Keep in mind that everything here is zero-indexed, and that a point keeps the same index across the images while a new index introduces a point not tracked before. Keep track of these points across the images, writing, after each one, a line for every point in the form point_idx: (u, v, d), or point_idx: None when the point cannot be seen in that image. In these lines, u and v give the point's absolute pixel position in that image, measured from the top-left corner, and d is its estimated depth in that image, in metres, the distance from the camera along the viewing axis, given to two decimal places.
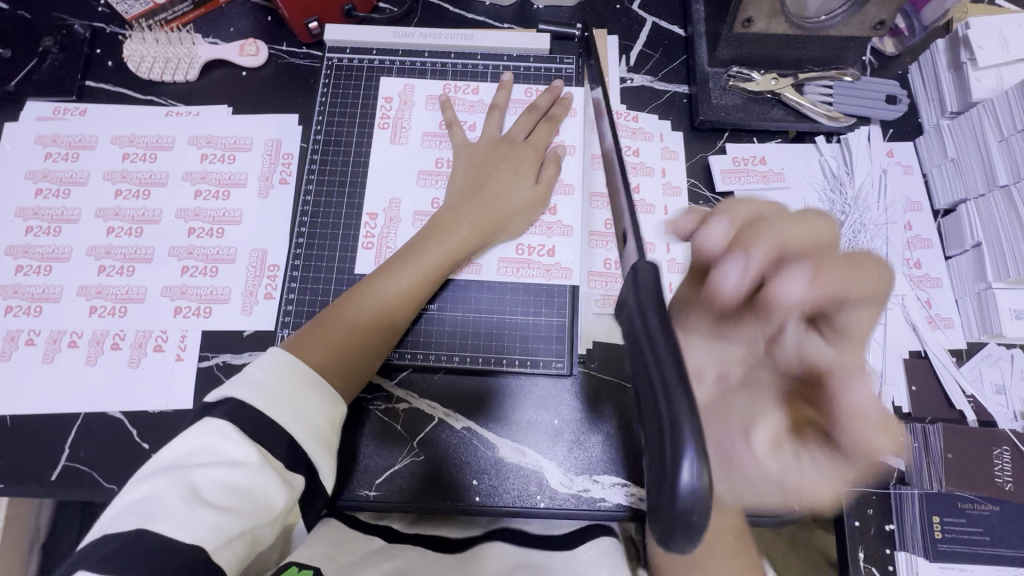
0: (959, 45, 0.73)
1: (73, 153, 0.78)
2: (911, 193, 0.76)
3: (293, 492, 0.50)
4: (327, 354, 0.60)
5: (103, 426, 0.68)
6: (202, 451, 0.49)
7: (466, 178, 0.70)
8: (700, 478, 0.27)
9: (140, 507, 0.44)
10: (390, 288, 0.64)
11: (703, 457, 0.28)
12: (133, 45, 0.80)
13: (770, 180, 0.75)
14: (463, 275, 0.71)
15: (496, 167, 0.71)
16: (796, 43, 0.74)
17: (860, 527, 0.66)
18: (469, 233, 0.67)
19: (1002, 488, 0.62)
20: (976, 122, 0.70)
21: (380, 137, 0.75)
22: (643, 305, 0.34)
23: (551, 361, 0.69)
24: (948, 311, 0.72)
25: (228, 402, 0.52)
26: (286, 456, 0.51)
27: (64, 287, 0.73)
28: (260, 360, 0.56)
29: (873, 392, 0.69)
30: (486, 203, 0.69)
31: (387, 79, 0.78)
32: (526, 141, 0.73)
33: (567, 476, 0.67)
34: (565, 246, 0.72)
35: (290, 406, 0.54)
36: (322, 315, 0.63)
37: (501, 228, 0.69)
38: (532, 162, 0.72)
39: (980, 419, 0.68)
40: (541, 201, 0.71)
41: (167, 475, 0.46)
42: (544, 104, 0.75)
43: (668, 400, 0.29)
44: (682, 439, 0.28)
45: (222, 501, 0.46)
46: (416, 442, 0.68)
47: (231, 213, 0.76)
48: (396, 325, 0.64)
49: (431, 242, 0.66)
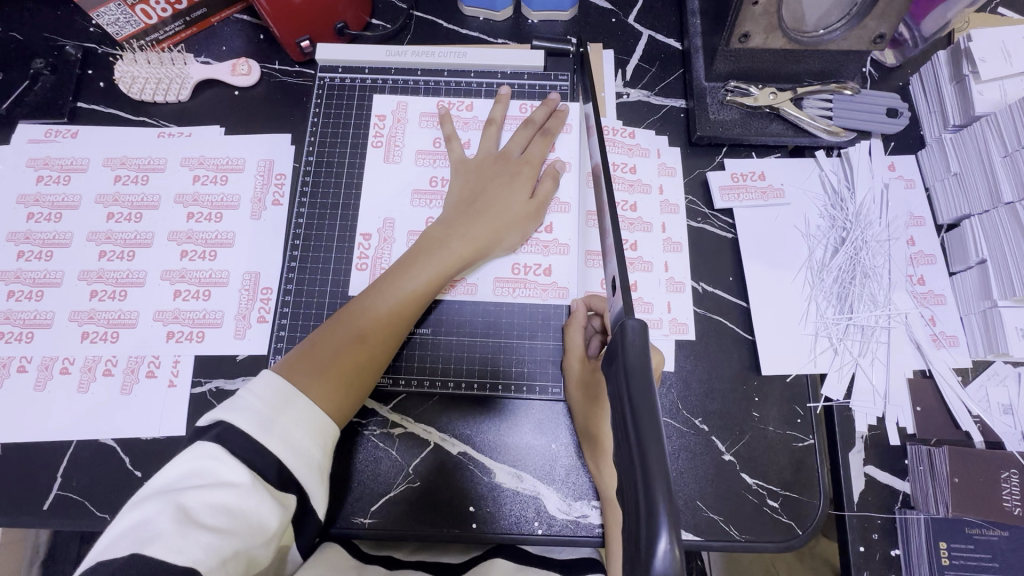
0: (961, 57, 0.72)
1: (64, 176, 0.77)
2: (914, 208, 0.74)
3: (285, 511, 0.50)
4: (318, 376, 0.58)
5: (96, 453, 0.68)
6: (194, 473, 0.48)
7: (460, 194, 0.69)
8: (671, 559, 0.30)
9: (132, 533, 0.44)
10: (381, 305, 0.63)
11: (674, 536, 0.31)
12: (124, 66, 0.80)
13: (769, 197, 0.74)
14: (458, 297, 0.70)
15: (489, 182, 0.70)
16: (794, 57, 0.73)
17: (864, 552, 0.64)
18: (462, 248, 0.66)
19: (1009, 512, 0.61)
20: (979, 136, 0.69)
21: (373, 157, 0.74)
22: (630, 382, 0.37)
23: (548, 385, 0.68)
24: (953, 329, 0.70)
25: (217, 426, 0.51)
26: (279, 480, 0.51)
27: (55, 312, 0.72)
28: (251, 385, 0.55)
29: (877, 413, 0.68)
30: (480, 217, 0.67)
31: (380, 97, 0.77)
32: (521, 156, 0.72)
33: (565, 501, 0.66)
34: (562, 264, 0.71)
35: (277, 430, 0.52)
36: (313, 336, 0.62)
37: (495, 243, 0.67)
38: (527, 177, 0.71)
39: (987, 440, 0.67)
40: (535, 213, 0.69)
41: (162, 497, 0.46)
42: (539, 117, 0.74)
43: (647, 483, 0.32)
44: (656, 520, 0.31)
45: (215, 522, 0.46)
46: (412, 468, 0.67)
47: (223, 236, 0.75)
48: (388, 344, 0.63)
49: (423, 258, 0.65)
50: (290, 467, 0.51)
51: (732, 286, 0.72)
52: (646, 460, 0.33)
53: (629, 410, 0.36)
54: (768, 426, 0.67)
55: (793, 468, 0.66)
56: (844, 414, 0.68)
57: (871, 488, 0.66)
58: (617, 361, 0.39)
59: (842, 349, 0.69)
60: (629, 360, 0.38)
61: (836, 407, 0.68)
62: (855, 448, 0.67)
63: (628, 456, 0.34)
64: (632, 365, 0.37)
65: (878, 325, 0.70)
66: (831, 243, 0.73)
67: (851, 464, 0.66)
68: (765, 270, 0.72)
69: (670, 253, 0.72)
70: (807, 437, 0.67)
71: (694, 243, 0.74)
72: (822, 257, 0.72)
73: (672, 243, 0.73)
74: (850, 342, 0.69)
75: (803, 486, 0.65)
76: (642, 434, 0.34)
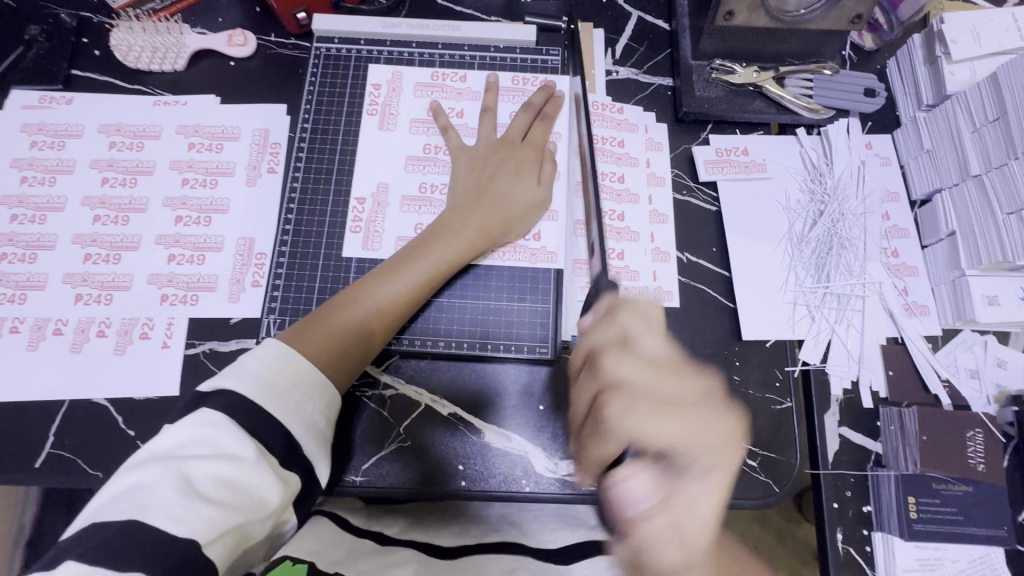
0: (934, 40, 0.75)
1: (58, 141, 0.78)
2: (889, 184, 0.78)
3: (287, 490, 0.51)
4: (327, 345, 0.60)
5: (89, 413, 0.68)
6: (197, 442, 0.49)
7: (467, 181, 0.71)
8: None
9: (131, 496, 0.45)
10: (391, 285, 0.65)
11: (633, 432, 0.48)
12: (121, 35, 0.81)
13: (752, 171, 0.77)
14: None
15: (496, 170, 0.71)
16: (777, 36, 0.76)
17: (838, 508, 0.67)
18: (474, 235, 0.68)
19: (974, 468, 0.65)
20: (950, 114, 0.72)
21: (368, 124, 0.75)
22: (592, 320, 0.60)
23: (536, 347, 0.70)
24: (924, 299, 0.73)
25: (223, 393, 0.52)
26: (286, 453, 0.52)
27: (48, 275, 0.72)
28: (257, 352, 0.57)
29: (851, 376, 0.70)
30: (488, 204, 0.69)
31: (375, 67, 0.78)
32: (524, 139, 0.74)
33: (551, 460, 0.67)
34: (551, 230, 0.73)
35: (281, 395, 0.54)
36: (325, 307, 0.64)
37: (505, 232, 0.70)
38: (533, 161, 0.73)
39: (955, 403, 0.70)
40: (543, 201, 0.71)
41: (163, 463, 0.47)
42: (538, 101, 0.76)
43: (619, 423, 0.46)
44: None
45: (215, 495, 0.46)
46: (402, 429, 0.68)
47: (218, 202, 0.76)
48: (395, 322, 0.65)
49: (438, 242, 0.67)
50: (296, 437, 0.53)
51: (715, 256, 0.75)
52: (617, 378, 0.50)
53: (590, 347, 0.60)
54: (748, 389, 0.70)
55: (771, 428, 0.68)
56: (820, 378, 0.70)
57: (845, 449, 0.69)
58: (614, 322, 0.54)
59: (819, 316, 0.72)
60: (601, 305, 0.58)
61: (812, 370, 0.71)
62: (830, 410, 0.70)
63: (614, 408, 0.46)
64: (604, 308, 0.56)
65: (854, 294, 0.73)
66: (810, 216, 0.76)
67: (827, 425, 0.69)
68: (747, 241, 0.74)
69: (656, 224, 0.75)
70: (785, 400, 0.69)
71: (678, 215, 0.76)
72: (801, 229, 0.75)
73: (658, 215, 0.75)
74: (826, 310, 0.72)
75: (781, 446, 0.68)
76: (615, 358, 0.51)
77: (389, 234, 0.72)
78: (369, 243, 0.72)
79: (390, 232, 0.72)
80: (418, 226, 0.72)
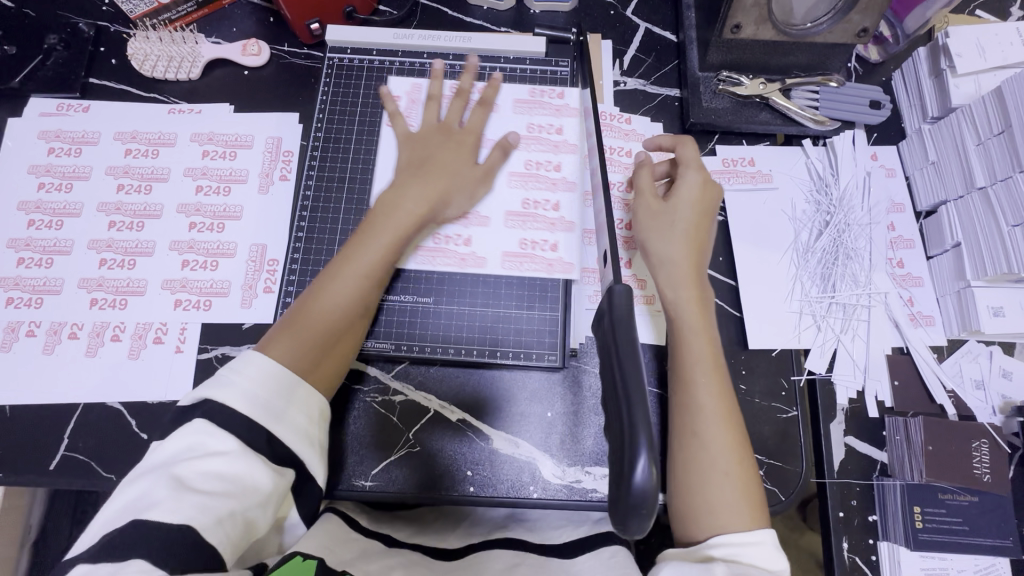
0: (939, 53, 0.76)
1: (75, 148, 0.79)
2: (894, 195, 0.78)
3: (277, 476, 0.52)
4: (293, 349, 0.59)
5: (102, 417, 0.69)
6: (183, 449, 0.50)
7: (407, 157, 0.70)
8: (650, 474, 0.34)
9: (129, 507, 0.46)
10: (346, 274, 0.62)
11: (652, 457, 0.35)
12: (137, 43, 0.82)
13: (758, 182, 0.78)
14: (468, 269, 0.71)
15: (436, 149, 0.70)
16: (784, 49, 0.76)
17: (844, 517, 0.67)
18: (418, 206, 0.65)
19: (979, 478, 0.66)
20: (955, 127, 0.73)
21: (397, 124, 0.73)
22: (617, 336, 0.39)
23: (544, 354, 0.70)
24: (930, 309, 0.74)
25: (204, 403, 0.52)
26: (269, 449, 0.52)
27: (65, 280, 0.74)
28: (240, 361, 0.56)
29: (857, 386, 0.71)
30: (427, 176, 0.67)
31: (394, 78, 0.78)
32: (461, 127, 0.73)
33: (559, 467, 0.68)
34: (568, 242, 0.72)
35: (268, 406, 0.54)
36: (290, 310, 0.62)
37: (447, 203, 0.68)
38: (472, 145, 0.72)
39: (960, 414, 0.70)
40: (483, 177, 0.71)
41: (154, 472, 0.48)
42: (467, 84, 0.75)
43: (632, 427, 0.35)
44: (638, 446, 0.35)
45: (207, 486, 0.48)
46: (411, 434, 0.69)
47: (231, 209, 0.77)
48: (360, 311, 0.63)
49: (381, 222, 0.65)
50: (280, 434, 0.53)
51: (722, 265, 0.75)
52: (631, 396, 0.36)
53: (619, 376, 0.37)
54: (755, 398, 0.69)
55: (776, 437, 0.68)
56: (826, 387, 0.71)
57: (851, 457, 0.69)
58: (604, 322, 0.41)
59: (825, 326, 0.73)
60: (615, 317, 0.40)
61: (818, 380, 0.71)
62: (836, 420, 0.70)
63: (615, 398, 0.37)
64: (621, 318, 0.39)
65: (860, 304, 0.73)
66: (816, 226, 0.76)
67: (833, 434, 0.70)
68: (753, 250, 0.75)
69: None
70: (791, 409, 0.69)
71: None
72: (807, 239, 0.76)
73: None
74: (832, 319, 0.73)
75: (786, 455, 0.68)
76: (624, 362, 0.37)
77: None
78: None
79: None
80: (435, 235, 0.71)
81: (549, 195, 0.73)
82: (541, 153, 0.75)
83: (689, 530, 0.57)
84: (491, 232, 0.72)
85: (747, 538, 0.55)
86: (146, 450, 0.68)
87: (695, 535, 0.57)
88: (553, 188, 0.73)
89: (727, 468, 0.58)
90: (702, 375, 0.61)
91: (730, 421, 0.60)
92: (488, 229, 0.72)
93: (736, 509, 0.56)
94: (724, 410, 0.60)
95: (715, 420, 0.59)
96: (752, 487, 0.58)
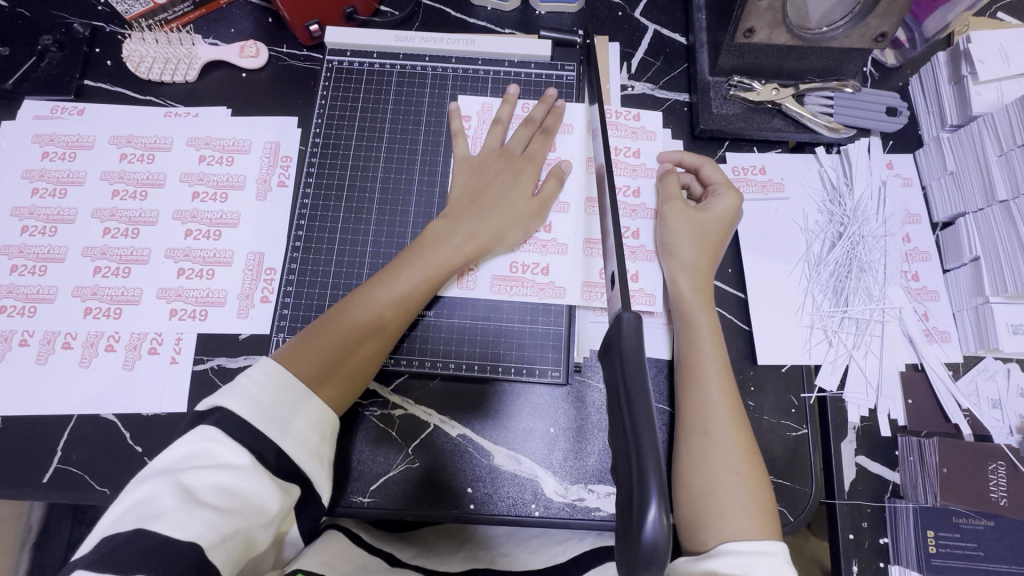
0: (960, 58, 0.73)
1: (69, 152, 0.77)
2: (910, 206, 0.76)
3: (287, 498, 0.50)
4: (319, 365, 0.58)
5: (96, 429, 0.68)
6: (195, 455, 0.48)
7: (463, 187, 0.70)
8: (661, 524, 0.32)
9: (136, 509, 0.44)
10: (383, 297, 0.63)
11: (664, 505, 0.33)
12: (132, 45, 0.80)
13: (769, 191, 0.75)
14: (548, 299, 0.70)
15: (492, 178, 0.70)
16: (798, 54, 0.74)
17: (854, 539, 0.66)
18: (467, 243, 0.66)
19: (996, 503, 0.63)
20: (976, 135, 0.71)
21: (456, 145, 0.74)
22: (626, 369, 0.38)
23: (547, 370, 0.69)
24: (945, 325, 0.72)
25: (217, 411, 0.51)
26: (279, 466, 0.51)
27: (58, 288, 0.72)
28: (251, 371, 0.55)
29: (869, 404, 0.69)
30: (482, 212, 0.68)
31: (466, 96, 0.77)
32: (523, 153, 0.73)
33: (561, 484, 0.66)
34: (649, 271, 0.70)
35: (278, 421, 0.52)
36: (319, 320, 0.62)
37: (498, 240, 0.68)
38: (530, 174, 0.71)
39: (976, 433, 0.68)
40: (537, 209, 0.70)
41: (162, 477, 0.46)
42: (539, 115, 0.74)
43: (640, 465, 0.34)
44: (648, 490, 0.33)
45: (215, 501, 0.46)
46: (411, 449, 0.67)
47: (228, 216, 0.75)
48: (391, 335, 0.63)
49: (427, 252, 0.66)
50: (289, 452, 0.51)
51: (731, 278, 0.73)
52: (641, 440, 0.34)
53: (628, 414, 0.36)
54: (763, 415, 0.67)
55: (786, 456, 0.66)
56: (837, 405, 0.69)
57: (862, 477, 0.67)
58: (612, 351, 0.40)
59: (837, 341, 0.70)
60: (624, 348, 0.39)
61: (829, 397, 0.69)
62: (847, 438, 0.68)
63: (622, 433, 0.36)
64: (628, 352, 0.38)
65: (873, 319, 0.71)
66: (829, 237, 0.74)
67: (844, 453, 0.68)
68: (763, 262, 0.73)
69: None
70: (802, 427, 0.67)
71: None
72: (819, 251, 0.74)
73: None
74: (844, 335, 0.71)
75: (796, 474, 0.65)
76: (634, 406, 0.36)
77: (485, 273, 0.71)
78: (465, 283, 0.70)
79: (486, 270, 0.71)
80: (515, 264, 0.71)
81: (629, 222, 0.73)
82: (621, 177, 0.74)
83: (700, 536, 0.56)
84: (569, 259, 0.71)
85: (758, 547, 0.53)
86: (140, 461, 0.67)
87: (706, 542, 0.55)
88: (633, 215, 0.73)
89: (739, 468, 0.57)
90: (710, 373, 0.61)
91: (739, 426, 0.59)
92: (565, 256, 0.71)
93: (749, 515, 0.55)
94: (731, 410, 0.60)
95: (722, 419, 0.59)
96: (764, 495, 0.57)
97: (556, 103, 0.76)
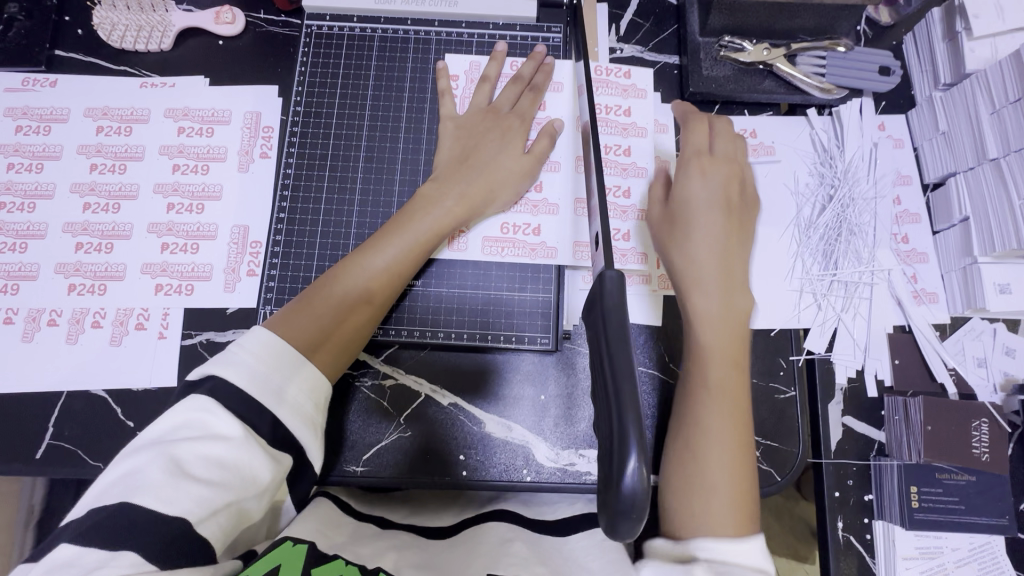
0: (955, 14, 0.72)
1: (44, 126, 0.75)
2: (901, 166, 0.75)
3: (278, 467, 0.50)
4: (312, 330, 0.58)
5: (86, 404, 0.68)
6: (185, 426, 0.48)
7: (451, 146, 0.69)
8: (639, 477, 0.33)
9: (124, 484, 0.43)
10: (374, 262, 0.62)
11: (642, 458, 0.34)
12: (102, 12, 0.77)
13: (760, 154, 0.74)
14: (539, 260, 0.69)
15: (481, 137, 0.69)
16: (791, 12, 0.72)
17: (839, 497, 0.67)
18: (457, 205, 0.65)
19: (978, 458, 0.66)
20: (968, 93, 0.70)
21: (443, 104, 0.72)
22: (608, 324, 0.37)
23: (539, 337, 0.69)
24: (933, 286, 0.72)
25: (210, 379, 0.51)
26: (272, 435, 0.50)
27: (40, 265, 0.71)
28: (241, 339, 0.54)
29: (856, 365, 0.69)
30: (472, 174, 0.67)
31: (454, 55, 0.75)
32: (513, 110, 0.71)
33: (553, 449, 0.67)
34: (640, 230, 0.69)
35: (273, 388, 0.52)
36: (309, 288, 0.61)
37: (489, 200, 0.67)
38: (519, 130, 0.70)
39: (961, 392, 0.69)
40: (529, 170, 0.69)
41: (153, 448, 0.45)
42: (528, 73, 0.73)
43: (621, 417, 0.34)
44: (628, 442, 0.34)
45: (206, 474, 0.45)
46: (403, 417, 0.68)
47: (210, 188, 0.74)
48: (385, 299, 0.63)
49: (417, 215, 0.64)
50: (282, 421, 0.51)
51: None
52: (620, 389, 0.35)
53: (608, 366, 0.36)
54: (752, 378, 0.68)
55: (774, 419, 0.66)
56: (825, 366, 0.69)
57: (848, 437, 0.68)
58: (595, 308, 0.39)
59: (825, 304, 0.70)
60: (607, 303, 0.38)
61: (817, 359, 0.69)
62: (835, 400, 0.69)
63: (603, 383, 0.36)
64: (610, 308, 0.37)
65: (862, 281, 0.71)
66: (819, 200, 0.74)
67: (830, 415, 0.69)
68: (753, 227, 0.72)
69: None
70: (789, 389, 0.67)
71: None
72: (809, 214, 0.73)
73: None
74: (833, 298, 0.71)
75: (784, 435, 0.66)
76: (616, 361, 0.36)
77: (475, 234, 0.70)
78: (456, 244, 0.70)
79: (477, 232, 0.70)
80: (506, 225, 0.70)
81: (620, 181, 0.71)
82: (609, 135, 0.72)
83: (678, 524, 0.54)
84: (559, 219, 0.71)
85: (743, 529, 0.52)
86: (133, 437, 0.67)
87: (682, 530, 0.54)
88: (623, 174, 0.71)
89: (728, 460, 0.55)
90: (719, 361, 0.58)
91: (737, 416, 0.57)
92: (556, 216, 0.71)
93: (729, 510, 0.53)
94: (733, 401, 0.57)
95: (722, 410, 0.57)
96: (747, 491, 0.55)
97: (545, 60, 0.74)
